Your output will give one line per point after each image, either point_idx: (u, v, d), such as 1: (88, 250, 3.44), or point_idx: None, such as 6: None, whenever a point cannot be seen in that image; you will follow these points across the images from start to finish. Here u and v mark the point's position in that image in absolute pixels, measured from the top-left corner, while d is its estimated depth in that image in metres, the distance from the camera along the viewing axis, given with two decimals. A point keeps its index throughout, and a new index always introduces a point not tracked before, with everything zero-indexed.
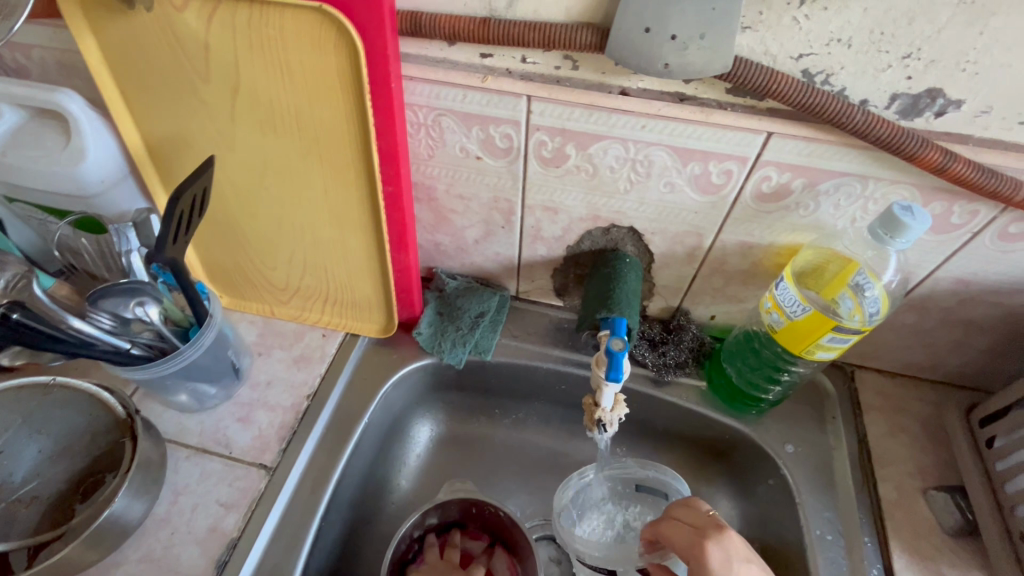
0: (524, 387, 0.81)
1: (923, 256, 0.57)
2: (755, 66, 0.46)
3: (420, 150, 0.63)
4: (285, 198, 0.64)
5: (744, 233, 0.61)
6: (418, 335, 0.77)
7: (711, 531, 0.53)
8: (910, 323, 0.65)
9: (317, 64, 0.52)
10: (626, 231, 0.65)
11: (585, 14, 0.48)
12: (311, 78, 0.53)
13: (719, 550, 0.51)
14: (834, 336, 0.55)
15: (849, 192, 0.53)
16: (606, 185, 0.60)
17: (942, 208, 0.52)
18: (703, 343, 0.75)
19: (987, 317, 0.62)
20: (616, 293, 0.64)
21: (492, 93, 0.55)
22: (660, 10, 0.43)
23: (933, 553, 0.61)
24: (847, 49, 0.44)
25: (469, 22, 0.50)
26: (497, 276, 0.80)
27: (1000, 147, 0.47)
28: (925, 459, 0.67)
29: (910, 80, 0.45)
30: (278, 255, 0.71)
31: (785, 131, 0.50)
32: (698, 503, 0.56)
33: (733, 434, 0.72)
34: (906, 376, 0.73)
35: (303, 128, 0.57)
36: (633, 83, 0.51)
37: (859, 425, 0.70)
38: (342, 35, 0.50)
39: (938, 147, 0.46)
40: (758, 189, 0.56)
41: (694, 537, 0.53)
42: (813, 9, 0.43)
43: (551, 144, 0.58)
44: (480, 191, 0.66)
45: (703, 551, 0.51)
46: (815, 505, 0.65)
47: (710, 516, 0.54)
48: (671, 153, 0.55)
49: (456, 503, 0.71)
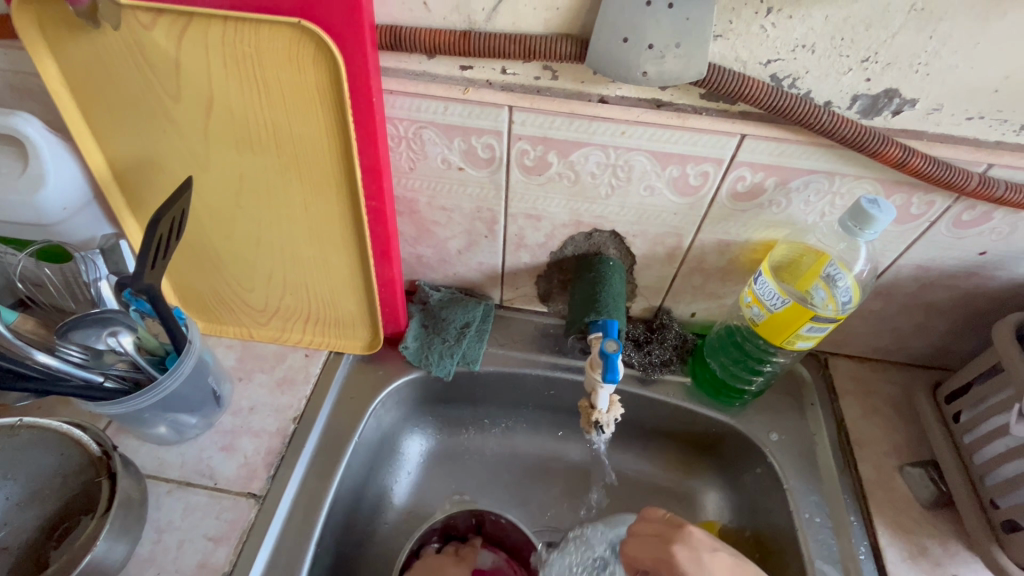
0: (514, 395, 0.81)
1: (887, 245, 0.60)
2: (728, 71, 0.48)
3: (401, 162, 0.63)
4: (263, 216, 0.63)
5: (722, 232, 0.63)
6: (405, 349, 0.76)
7: (675, 534, 0.57)
8: (877, 309, 0.69)
9: (296, 79, 0.51)
10: (608, 234, 0.67)
11: (564, 26, 0.49)
12: (290, 93, 0.52)
13: (686, 550, 0.56)
14: (812, 326, 0.58)
15: (817, 189, 0.56)
16: (588, 191, 0.62)
17: (903, 200, 0.56)
18: (686, 340, 0.77)
19: (945, 300, 0.66)
20: (603, 296, 0.65)
21: (473, 105, 0.55)
22: (636, 20, 0.45)
23: (913, 526, 0.64)
24: (811, 54, 0.47)
25: (449, 35, 0.50)
26: (481, 285, 0.80)
27: (950, 141, 0.51)
28: (899, 437, 0.71)
29: (868, 81, 0.48)
30: (256, 275, 0.69)
31: (757, 133, 0.53)
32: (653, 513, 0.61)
33: (720, 426, 0.74)
34: (875, 360, 0.77)
35: (281, 144, 0.56)
36: (612, 91, 0.53)
37: (836, 410, 0.74)
38: (322, 49, 0.49)
39: (897, 144, 0.49)
40: (734, 189, 0.58)
41: (661, 545, 0.57)
42: (779, 18, 0.45)
43: (533, 152, 0.59)
44: (462, 201, 0.66)
45: (671, 554, 0.56)
46: (802, 490, 0.68)
47: (666, 521, 0.59)
48: (650, 158, 0.57)
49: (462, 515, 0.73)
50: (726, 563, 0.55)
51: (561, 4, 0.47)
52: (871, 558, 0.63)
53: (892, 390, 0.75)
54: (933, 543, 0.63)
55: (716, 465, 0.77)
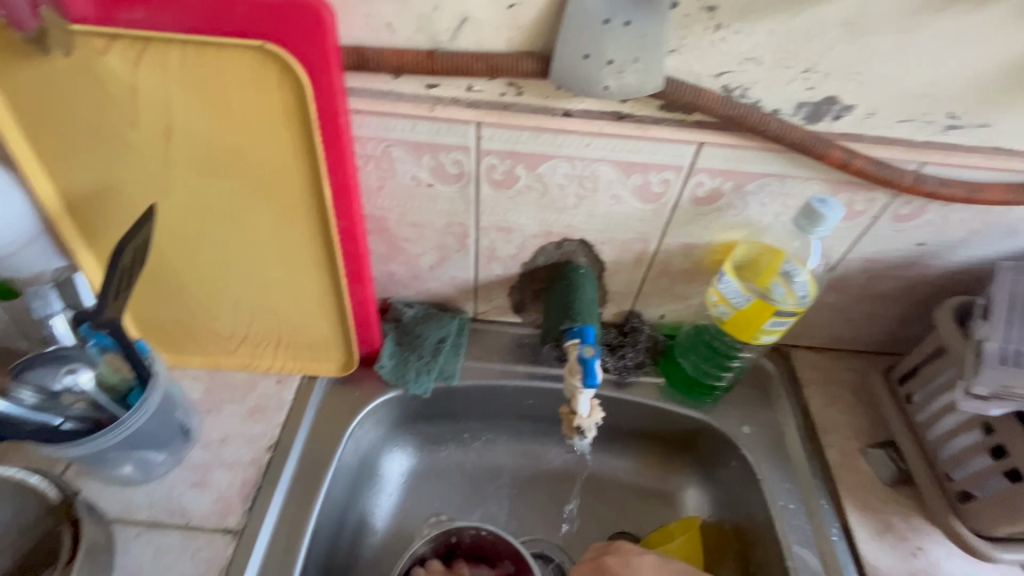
0: (493, 408, 0.81)
1: (836, 241, 0.64)
2: (683, 84, 0.51)
3: (370, 181, 0.63)
4: (230, 241, 0.61)
5: (686, 235, 0.66)
6: (381, 368, 0.75)
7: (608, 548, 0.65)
8: (831, 301, 0.73)
9: (261, 102, 0.51)
10: (577, 243, 0.69)
11: (527, 43, 0.51)
12: (255, 116, 0.52)
13: (618, 558, 0.63)
14: (775, 320, 0.61)
15: (771, 191, 0.60)
16: (557, 202, 0.63)
17: (848, 198, 0.60)
18: (657, 342, 0.79)
19: (891, 289, 0.70)
20: (577, 303, 0.66)
21: (441, 122, 0.56)
22: (596, 38, 0.47)
23: (880, 505, 0.68)
24: (758, 66, 0.50)
25: (414, 55, 0.51)
26: (455, 299, 0.80)
27: (887, 142, 0.55)
28: (861, 421, 0.75)
29: (811, 90, 0.51)
30: (223, 301, 0.67)
31: (713, 141, 0.55)
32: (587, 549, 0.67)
33: (694, 423, 0.77)
34: (834, 349, 0.81)
35: (247, 167, 0.55)
36: (576, 105, 0.55)
37: (801, 399, 0.77)
38: (288, 71, 0.49)
39: (839, 147, 0.53)
40: (694, 194, 0.61)
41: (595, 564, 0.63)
42: (727, 33, 0.48)
43: (502, 166, 0.60)
44: (433, 217, 0.67)
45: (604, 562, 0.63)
46: (775, 478, 0.71)
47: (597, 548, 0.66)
48: (615, 168, 0.59)
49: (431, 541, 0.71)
50: (652, 562, 0.63)
51: (523, 24, 0.49)
52: (843, 539, 0.66)
53: (852, 377, 0.79)
54: (899, 519, 0.67)
55: (693, 462, 0.80)
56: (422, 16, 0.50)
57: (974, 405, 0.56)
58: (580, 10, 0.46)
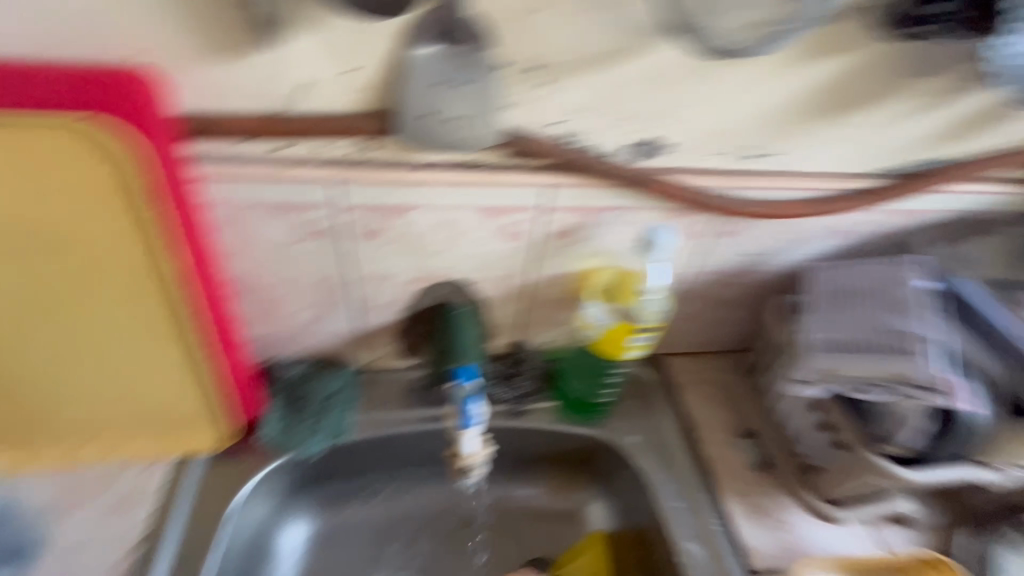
0: (393, 457, 0.80)
1: (680, 258, 0.73)
2: (523, 134, 0.56)
3: (229, 243, 0.61)
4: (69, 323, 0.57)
5: (553, 266, 0.70)
6: (265, 436, 0.71)
7: None
8: (688, 311, 0.81)
9: (82, 176, 0.49)
10: (448, 288, 0.71)
11: (370, 104, 0.53)
12: (76, 190, 0.49)
13: None
14: (639, 336, 0.69)
15: (619, 221, 0.66)
16: (426, 248, 0.65)
17: (682, 222, 0.68)
18: (547, 367, 0.82)
19: (736, 295, 0.80)
20: (457, 346, 0.69)
21: (296, 182, 0.57)
22: (433, 98, 0.51)
23: (752, 490, 0.75)
24: (585, 116, 0.56)
25: (254, 119, 0.51)
26: (341, 352, 0.78)
27: (706, 173, 0.62)
28: (731, 415, 0.83)
29: (634, 133, 0.58)
30: (69, 390, 0.61)
31: (559, 183, 0.61)
32: None
33: (588, 440, 0.81)
34: (703, 353, 0.89)
35: (77, 244, 0.52)
36: (427, 157, 0.58)
37: (679, 402, 0.84)
38: (107, 143, 0.47)
39: (663, 181, 0.61)
40: (552, 230, 0.66)
41: None
42: (552, 89, 0.54)
43: (366, 219, 0.61)
44: (304, 273, 0.66)
45: None
46: (662, 480, 0.76)
47: None
48: (475, 212, 0.62)
49: None
50: None
51: (363, 87, 0.52)
52: (724, 527, 0.72)
53: (720, 376, 0.87)
54: (767, 500, 0.74)
55: (593, 477, 0.84)
56: (261, 82, 0.50)
57: (796, 389, 0.65)
58: (413, 73, 0.50)
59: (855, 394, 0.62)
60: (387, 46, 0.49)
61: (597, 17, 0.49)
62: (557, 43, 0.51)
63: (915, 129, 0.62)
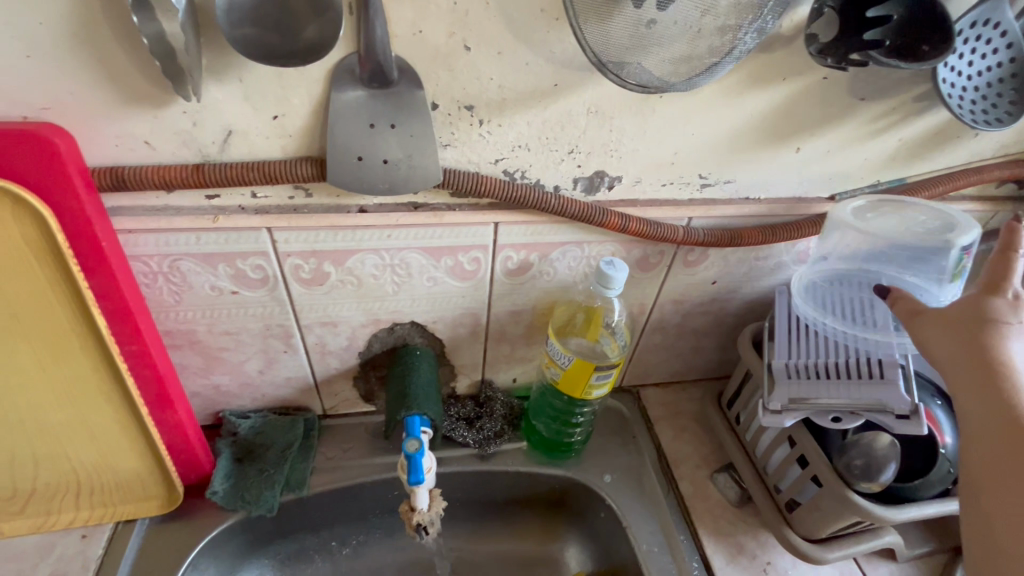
0: (356, 508, 0.75)
1: (645, 289, 0.70)
2: (463, 173, 0.53)
3: (163, 296, 0.58)
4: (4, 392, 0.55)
5: (510, 302, 0.68)
6: (213, 495, 0.68)
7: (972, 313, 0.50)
8: (659, 341, 0.78)
9: (8, 244, 0.47)
10: (408, 326, 0.68)
11: (301, 149, 0.50)
12: (5, 264, 0.48)
13: (974, 311, 0.50)
14: (598, 375, 0.65)
15: (574, 255, 0.64)
16: (374, 291, 0.63)
17: (641, 253, 0.65)
18: (513, 407, 0.79)
19: (706, 323, 0.77)
20: (411, 389, 0.66)
21: (228, 231, 0.54)
22: (365, 141, 0.48)
23: (730, 528, 0.72)
24: (528, 152, 0.54)
25: (180, 170, 0.48)
26: (296, 400, 0.75)
27: (657, 204, 0.61)
28: (705, 448, 0.79)
29: (580, 167, 0.57)
30: (12, 456, 0.60)
31: (507, 221, 0.59)
32: (984, 306, 0.50)
33: (561, 481, 0.77)
34: (678, 382, 0.86)
35: (11, 312, 0.51)
36: (368, 201, 0.55)
37: (654, 436, 0.81)
38: (31, 215, 0.46)
39: (616, 213, 0.58)
40: (505, 267, 0.64)
41: (948, 344, 0.50)
42: (491, 127, 0.52)
43: (307, 265, 0.58)
44: (247, 322, 0.63)
45: (937, 350, 0.51)
46: (639, 523, 0.72)
47: (973, 312, 0.50)
48: (423, 254, 0.60)
49: (958, 336, 0.50)
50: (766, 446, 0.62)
51: (292, 135, 0.49)
52: (703, 570, 0.68)
53: (697, 407, 0.84)
54: (747, 539, 0.71)
55: (571, 519, 0.79)
56: (182, 133, 0.47)
57: (772, 419, 0.61)
58: (344, 115, 0.47)
59: (831, 423, 0.59)
60: (313, 89, 0.47)
61: (531, 53, 0.47)
62: (492, 81, 0.49)
63: (863, 153, 0.61)
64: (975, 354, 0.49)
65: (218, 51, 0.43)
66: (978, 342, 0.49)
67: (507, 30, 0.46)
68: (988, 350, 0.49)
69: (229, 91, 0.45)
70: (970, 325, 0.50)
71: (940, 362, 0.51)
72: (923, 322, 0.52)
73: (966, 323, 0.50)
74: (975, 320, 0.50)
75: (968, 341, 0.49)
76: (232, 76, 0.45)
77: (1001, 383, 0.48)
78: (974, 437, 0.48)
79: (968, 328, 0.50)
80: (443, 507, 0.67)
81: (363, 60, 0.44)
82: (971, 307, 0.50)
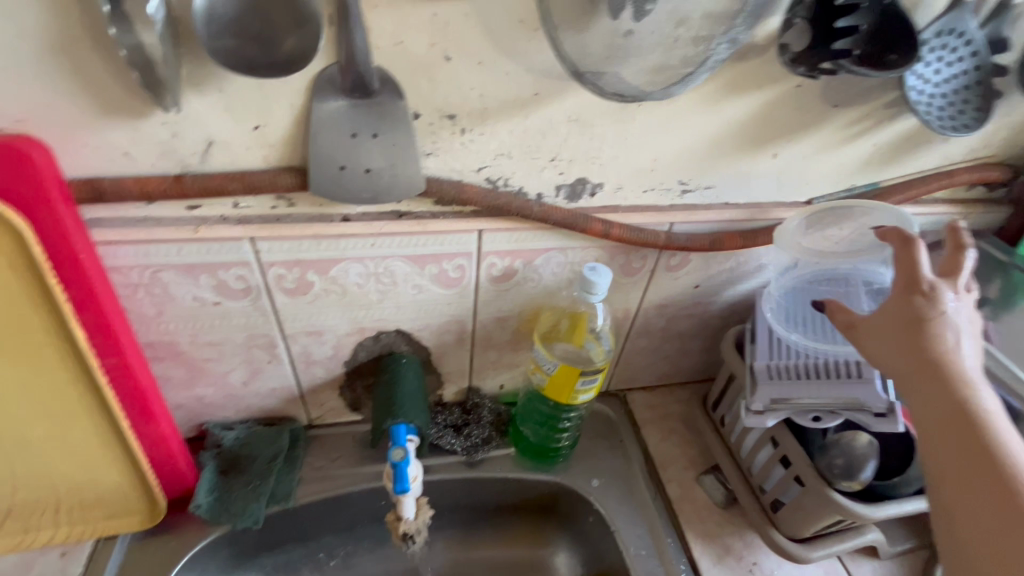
0: (344, 518, 0.75)
1: (629, 294, 0.71)
2: (446, 182, 0.54)
3: (145, 308, 0.58)
4: None
5: (496, 309, 0.68)
6: (197, 508, 0.67)
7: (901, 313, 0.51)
8: (644, 345, 0.79)
9: None
10: (394, 334, 0.68)
11: (283, 159, 0.50)
12: None
13: (902, 311, 0.51)
14: (584, 379, 0.65)
15: (558, 261, 0.64)
16: (359, 300, 0.63)
17: (624, 259, 0.66)
18: (500, 413, 0.79)
19: (690, 327, 0.78)
20: (398, 397, 0.66)
21: (210, 242, 0.54)
22: (347, 151, 0.48)
23: (717, 530, 0.72)
24: (510, 160, 0.55)
25: (162, 181, 0.49)
26: (282, 410, 0.74)
27: (639, 210, 0.62)
28: (691, 450, 0.80)
29: (562, 174, 0.57)
30: None
31: (491, 228, 0.59)
32: (910, 304, 0.50)
33: (550, 487, 0.77)
34: (664, 385, 0.87)
35: None
36: (351, 210, 0.55)
37: (641, 439, 0.81)
38: (6, 228, 0.45)
39: (598, 220, 0.59)
40: (490, 274, 0.64)
41: (885, 349, 0.51)
42: (473, 135, 0.52)
43: (291, 275, 0.58)
44: (231, 333, 0.62)
45: (878, 357, 0.52)
46: (627, 526, 0.72)
47: (905, 312, 0.51)
48: (408, 262, 0.60)
49: (891, 340, 0.51)
50: None
51: (274, 145, 0.49)
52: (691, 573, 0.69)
53: (683, 409, 0.84)
54: (734, 539, 0.72)
55: (560, 524, 0.79)
56: (162, 144, 0.47)
57: (755, 419, 0.63)
58: (325, 125, 0.47)
59: (812, 422, 0.61)
60: (295, 99, 0.47)
61: (511, 63, 0.48)
62: (473, 90, 0.49)
63: (838, 158, 0.63)
64: (909, 355, 0.50)
65: (197, 63, 0.43)
66: (910, 343, 0.50)
67: (487, 40, 0.46)
68: (919, 347, 0.50)
69: (209, 103, 0.45)
70: (900, 326, 0.51)
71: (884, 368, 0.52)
72: (859, 332, 0.53)
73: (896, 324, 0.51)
74: (903, 321, 0.51)
75: (898, 343, 0.51)
76: (212, 87, 0.45)
77: (936, 380, 0.48)
78: (927, 432, 0.48)
79: (896, 330, 0.51)
80: (431, 515, 0.67)
81: (344, 71, 0.45)
82: (896, 308, 0.51)
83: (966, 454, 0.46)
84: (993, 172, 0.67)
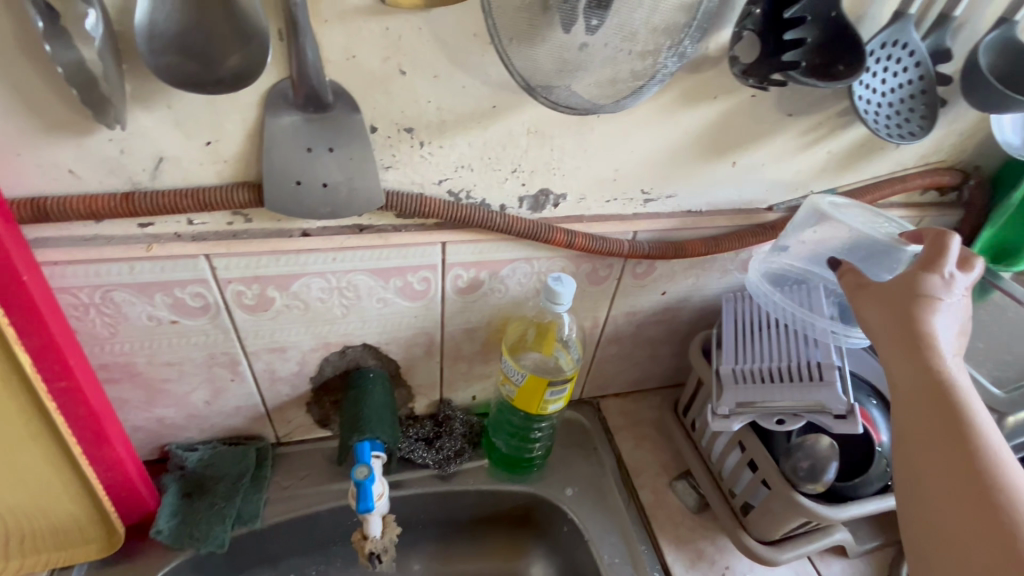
0: (313, 537, 0.73)
1: (597, 302, 0.71)
2: (406, 195, 0.53)
3: (97, 328, 0.56)
4: None
5: (464, 320, 0.68)
6: (158, 534, 0.65)
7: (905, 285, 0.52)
8: (615, 352, 0.79)
9: None
10: (360, 348, 0.67)
11: (237, 174, 0.49)
12: None
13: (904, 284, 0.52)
14: (552, 390, 0.65)
15: (524, 271, 0.64)
16: (323, 315, 0.62)
17: (590, 267, 0.66)
18: (472, 424, 0.78)
19: (660, 333, 0.79)
20: (364, 413, 0.65)
21: (164, 259, 0.52)
22: (302, 166, 0.48)
23: (690, 535, 0.73)
24: (471, 172, 0.55)
25: (109, 201, 0.47)
26: (247, 429, 0.72)
27: (602, 219, 0.62)
28: (664, 456, 0.80)
29: (524, 185, 0.57)
30: None
31: (454, 240, 0.59)
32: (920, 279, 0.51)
33: (524, 498, 0.77)
34: (636, 392, 0.87)
35: None
36: (311, 224, 0.55)
37: (614, 446, 0.81)
38: None
39: (561, 230, 0.59)
40: (456, 286, 0.64)
41: (886, 314, 0.52)
42: (432, 148, 0.52)
43: (250, 291, 0.57)
44: (190, 352, 0.61)
45: (877, 320, 0.52)
46: (601, 535, 0.72)
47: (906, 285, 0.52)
48: (371, 275, 0.59)
49: (895, 308, 0.52)
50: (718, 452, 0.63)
51: (227, 160, 0.48)
52: None
53: (656, 415, 0.85)
54: (707, 544, 0.72)
55: (535, 535, 0.78)
56: (109, 161, 0.46)
57: (721, 423, 0.63)
58: (279, 140, 0.47)
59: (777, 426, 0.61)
60: (247, 114, 0.46)
61: (467, 76, 0.48)
62: (430, 103, 0.49)
63: (796, 165, 0.64)
64: (911, 328, 0.50)
65: (143, 79, 0.42)
66: (916, 316, 0.50)
67: (441, 55, 0.46)
68: (921, 322, 0.50)
69: (157, 119, 0.44)
70: (905, 299, 0.51)
71: (882, 336, 0.52)
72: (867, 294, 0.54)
73: (902, 296, 0.51)
74: (912, 294, 0.51)
75: (902, 314, 0.51)
76: (160, 103, 0.44)
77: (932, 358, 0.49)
78: (914, 407, 0.49)
79: (903, 300, 0.51)
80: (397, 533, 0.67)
81: (296, 85, 0.44)
82: (907, 281, 0.52)
83: (941, 431, 0.47)
84: (944, 177, 0.69)
